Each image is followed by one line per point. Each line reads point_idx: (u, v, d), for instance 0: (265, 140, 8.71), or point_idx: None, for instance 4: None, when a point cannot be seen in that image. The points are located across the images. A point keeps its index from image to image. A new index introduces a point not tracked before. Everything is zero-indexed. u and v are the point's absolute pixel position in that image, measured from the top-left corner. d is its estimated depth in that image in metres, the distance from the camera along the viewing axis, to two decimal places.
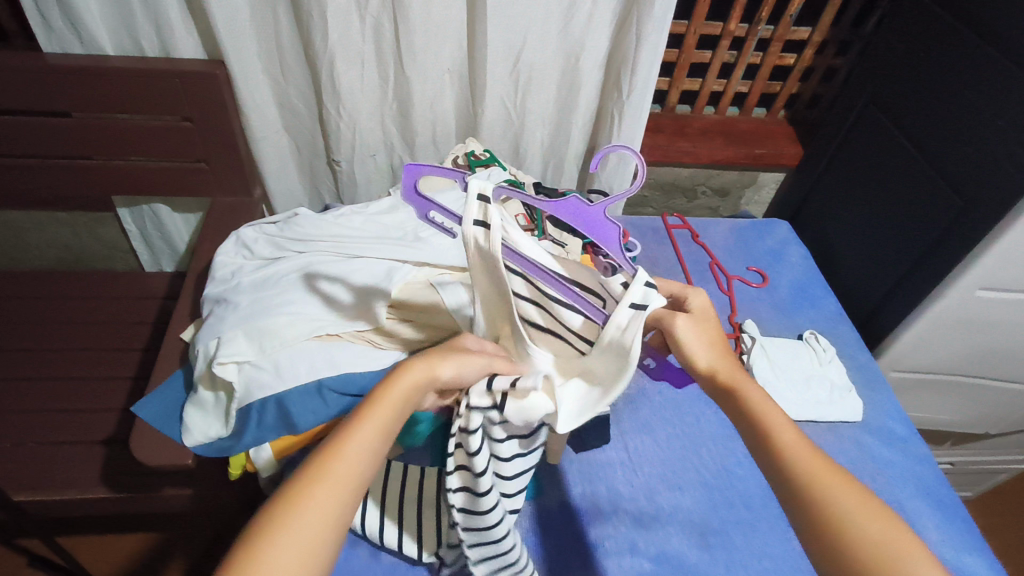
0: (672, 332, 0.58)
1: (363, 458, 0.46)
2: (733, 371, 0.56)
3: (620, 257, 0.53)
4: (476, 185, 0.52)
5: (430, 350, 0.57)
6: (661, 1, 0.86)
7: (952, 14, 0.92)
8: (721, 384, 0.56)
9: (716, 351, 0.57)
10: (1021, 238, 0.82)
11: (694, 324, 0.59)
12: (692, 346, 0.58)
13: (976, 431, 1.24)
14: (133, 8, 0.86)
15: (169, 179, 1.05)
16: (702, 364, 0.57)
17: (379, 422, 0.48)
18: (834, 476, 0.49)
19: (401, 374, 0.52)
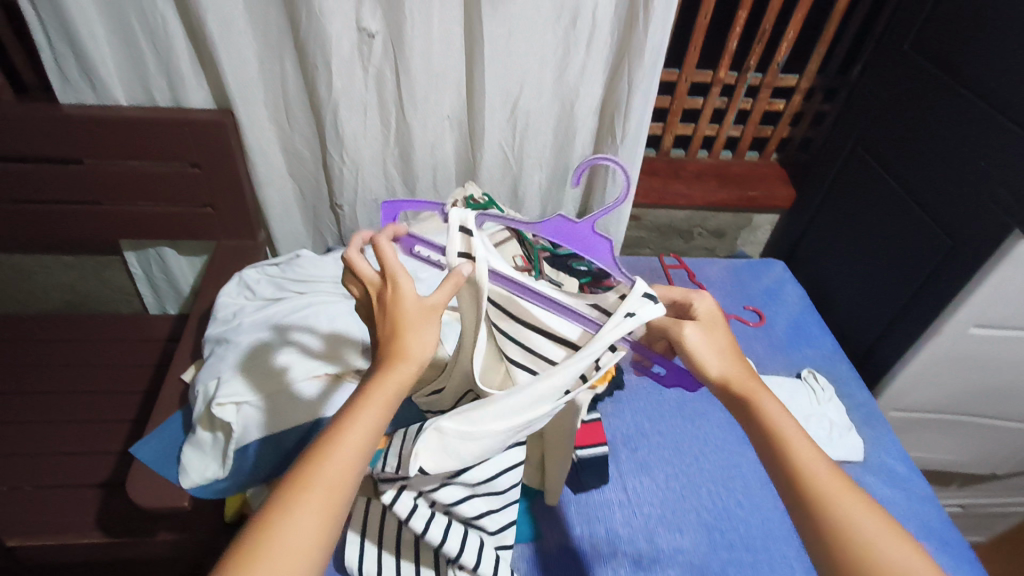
0: (682, 341, 0.58)
1: (353, 462, 0.44)
2: (746, 381, 0.55)
3: (617, 269, 0.59)
4: (458, 217, 0.57)
5: (411, 321, 0.50)
6: (651, 52, 0.90)
7: (932, 61, 0.95)
8: (734, 394, 0.55)
9: (730, 361, 0.57)
10: (1009, 276, 0.84)
11: (705, 332, 0.58)
12: (703, 355, 0.57)
13: (981, 471, 1.23)
14: (147, 61, 0.90)
15: (176, 223, 1.07)
16: (713, 373, 0.56)
17: (369, 422, 0.46)
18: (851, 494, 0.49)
19: (386, 366, 0.48)
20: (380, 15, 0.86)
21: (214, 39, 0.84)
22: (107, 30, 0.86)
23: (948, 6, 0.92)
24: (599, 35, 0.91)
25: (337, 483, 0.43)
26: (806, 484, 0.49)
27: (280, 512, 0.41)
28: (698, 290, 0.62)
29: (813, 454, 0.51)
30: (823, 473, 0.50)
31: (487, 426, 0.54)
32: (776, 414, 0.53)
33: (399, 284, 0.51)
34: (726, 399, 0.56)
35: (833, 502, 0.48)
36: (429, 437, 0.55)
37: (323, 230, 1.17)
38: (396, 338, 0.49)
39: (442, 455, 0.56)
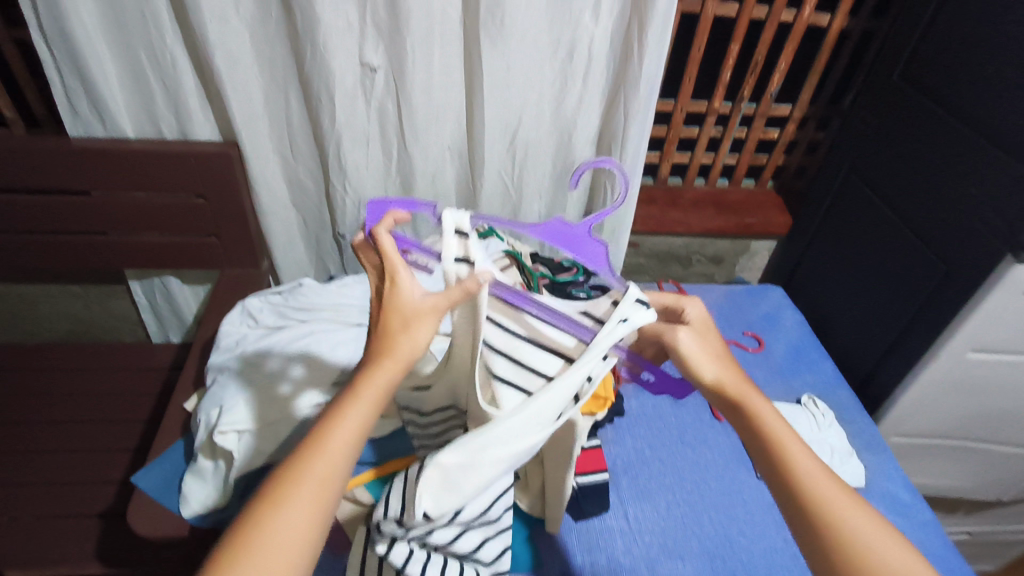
0: (677, 347, 0.57)
1: (342, 454, 0.44)
2: (740, 385, 0.55)
3: (610, 275, 0.61)
4: (452, 219, 0.56)
5: (402, 319, 0.49)
6: (646, 83, 0.92)
7: (920, 91, 0.98)
8: (729, 399, 0.55)
9: (724, 365, 0.57)
10: (1004, 301, 0.85)
11: (698, 337, 0.58)
12: (700, 361, 0.56)
13: (986, 498, 1.22)
14: (156, 96, 0.93)
15: (181, 253, 1.09)
16: (709, 378, 0.56)
17: (358, 416, 0.46)
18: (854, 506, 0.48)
19: (374, 360, 0.48)
20: (382, 50, 0.89)
21: (220, 75, 0.87)
22: (117, 67, 0.89)
23: (935, 37, 0.94)
24: (596, 68, 0.93)
25: (327, 475, 0.43)
26: (803, 491, 0.49)
27: (269, 505, 0.41)
28: (688, 294, 0.61)
29: (808, 458, 0.51)
30: (819, 478, 0.50)
31: (489, 453, 0.53)
32: (769, 418, 0.53)
33: (397, 283, 0.50)
34: (720, 403, 0.56)
35: (831, 508, 0.48)
36: (430, 475, 0.53)
37: (325, 259, 1.18)
38: (386, 332, 0.48)
39: (444, 490, 0.54)
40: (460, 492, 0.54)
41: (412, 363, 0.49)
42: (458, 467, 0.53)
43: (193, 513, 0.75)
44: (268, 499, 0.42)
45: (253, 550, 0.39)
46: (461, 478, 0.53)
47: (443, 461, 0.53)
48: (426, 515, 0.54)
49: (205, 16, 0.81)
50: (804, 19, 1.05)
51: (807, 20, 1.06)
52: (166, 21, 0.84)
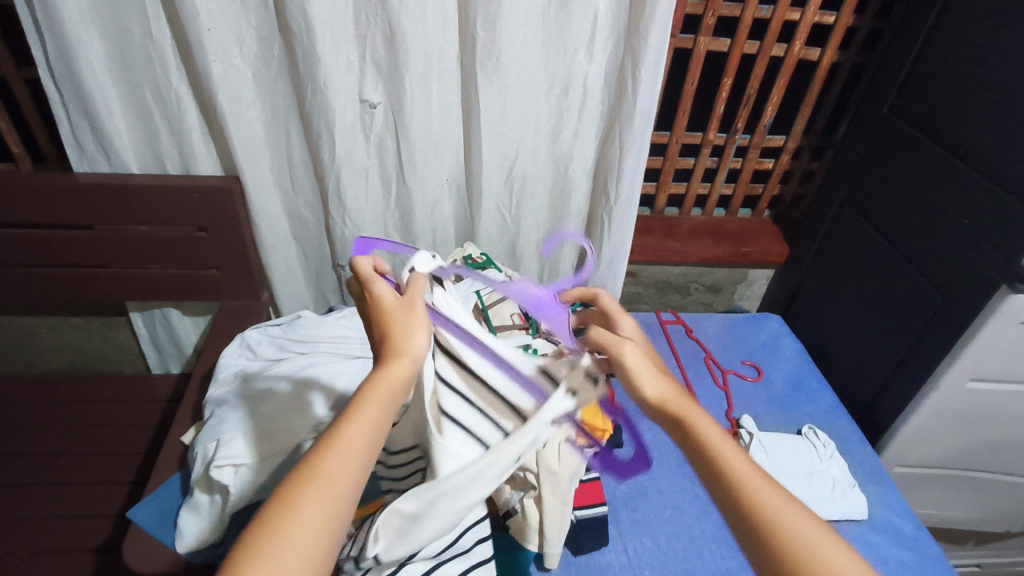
0: (619, 361, 0.54)
1: (356, 455, 0.45)
2: (683, 401, 0.51)
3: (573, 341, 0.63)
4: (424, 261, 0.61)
5: (392, 323, 0.52)
6: (641, 116, 0.94)
7: (910, 122, 1.00)
8: (672, 415, 0.51)
9: (665, 379, 0.53)
10: (1001, 330, 0.85)
11: (639, 352, 0.55)
12: (642, 375, 0.53)
13: (994, 529, 1.20)
14: (160, 130, 0.95)
15: (181, 284, 1.10)
16: (651, 394, 0.52)
17: (370, 417, 0.46)
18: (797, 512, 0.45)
19: (382, 364, 0.49)
20: (381, 87, 0.91)
21: (224, 112, 0.89)
22: (123, 104, 0.91)
23: (924, 71, 0.96)
24: (591, 102, 0.95)
25: (340, 474, 0.43)
26: (764, 524, 0.44)
27: (285, 504, 0.41)
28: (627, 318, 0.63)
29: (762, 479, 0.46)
30: (780, 504, 0.45)
31: (437, 507, 0.56)
32: (714, 436, 0.48)
33: (378, 292, 0.54)
34: (663, 421, 0.52)
35: (801, 536, 0.43)
36: (386, 519, 0.57)
37: (325, 289, 1.19)
38: (389, 339, 0.51)
39: (396, 538, 0.57)
40: (411, 540, 0.57)
41: (417, 366, 0.51)
42: (410, 516, 0.56)
43: (195, 544, 0.75)
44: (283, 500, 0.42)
45: (271, 549, 0.39)
46: (409, 528, 0.57)
47: (400, 508, 0.56)
48: (378, 557, 0.58)
49: (210, 55, 0.83)
50: (795, 53, 1.08)
51: (798, 55, 1.08)
52: (171, 60, 0.87)
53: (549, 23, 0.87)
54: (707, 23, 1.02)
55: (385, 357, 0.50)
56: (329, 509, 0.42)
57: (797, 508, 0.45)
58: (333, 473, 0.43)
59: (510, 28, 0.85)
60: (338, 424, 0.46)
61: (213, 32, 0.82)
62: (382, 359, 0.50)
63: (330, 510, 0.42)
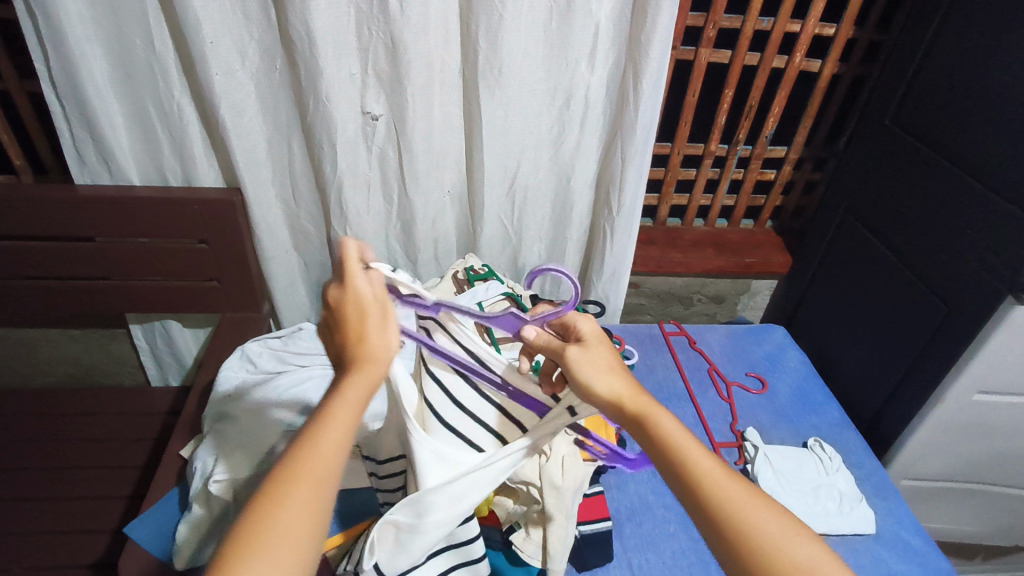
0: (568, 362, 0.55)
1: (336, 456, 0.44)
2: (638, 395, 0.52)
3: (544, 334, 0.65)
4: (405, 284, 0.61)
5: (364, 321, 0.50)
6: (643, 127, 0.94)
7: (912, 133, 1.00)
8: (627, 413, 0.51)
9: (620, 379, 0.53)
10: (1008, 341, 0.84)
11: (588, 351, 0.55)
12: (591, 374, 0.54)
13: (1002, 543, 1.18)
14: (161, 143, 0.95)
15: (182, 296, 1.09)
16: (602, 393, 0.53)
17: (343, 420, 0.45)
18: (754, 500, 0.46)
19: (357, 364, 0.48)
20: (383, 100, 0.91)
21: (226, 124, 0.89)
22: (125, 117, 0.91)
23: (925, 82, 0.97)
24: (592, 115, 0.96)
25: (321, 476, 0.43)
26: (725, 517, 0.45)
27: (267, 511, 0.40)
28: (584, 313, 0.60)
29: (721, 474, 0.47)
30: (740, 497, 0.46)
31: (433, 513, 0.57)
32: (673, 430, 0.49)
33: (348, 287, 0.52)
34: (619, 418, 0.52)
35: (760, 528, 0.44)
36: (381, 529, 0.57)
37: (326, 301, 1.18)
38: (364, 337, 0.49)
39: (394, 550, 0.58)
40: (407, 549, 0.58)
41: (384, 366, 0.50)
42: (408, 527, 0.57)
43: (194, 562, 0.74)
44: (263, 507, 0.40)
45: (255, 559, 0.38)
46: (404, 540, 0.58)
47: (396, 519, 0.57)
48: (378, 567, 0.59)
49: (211, 69, 0.83)
50: (796, 65, 1.08)
51: (799, 67, 1.09)
52: (174, 74, 0.87)
53: (551, 36, 0.87)
54: (708, 36, 1.03)
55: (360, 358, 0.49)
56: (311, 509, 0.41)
57: (754, 494, 0.46)
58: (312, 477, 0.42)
59: (512, 42, 0.85)
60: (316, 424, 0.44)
61: (215, 46, 0.82)
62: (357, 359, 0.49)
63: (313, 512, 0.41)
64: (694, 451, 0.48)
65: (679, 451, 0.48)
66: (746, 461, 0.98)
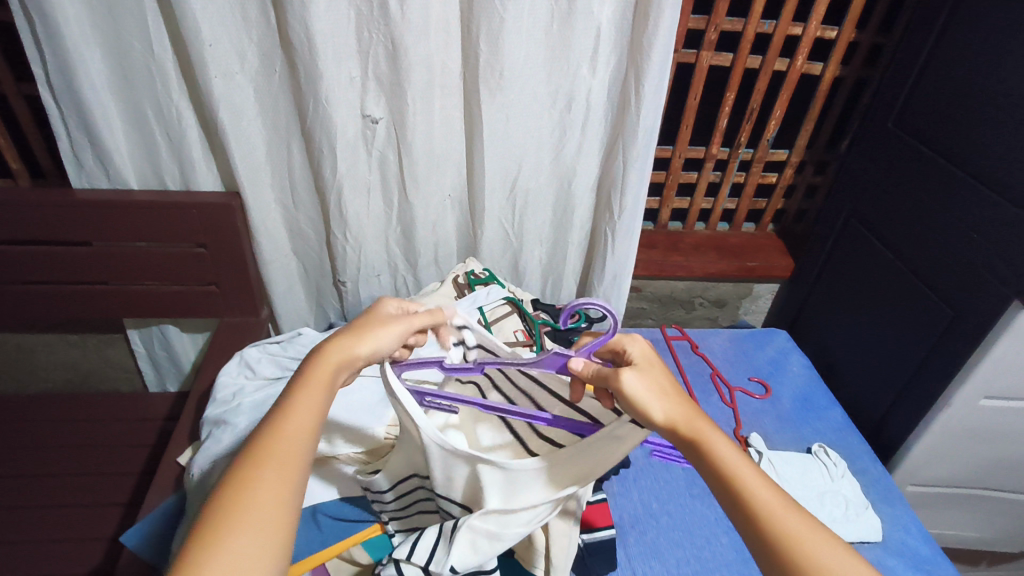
0: (621, 388, 0.55)
1: (303, 435, 0.49)
2: (693, 420, 0.53)
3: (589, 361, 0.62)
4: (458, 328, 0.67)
5: (354, 326, 0.59)
6: (645, 130, 0.93)
7: (914, 136, 0.99)
8: (684, 437, 0.53)
9: (675, 403, 0.54)
10: (1014, 345, 0.83)
11: (642, 375, 0.56)
12: (648, 399, 0.54)
13: (1007, 549, 1.17)
14: (159, 146, 0.94)
15: (180, 301, 1.08)
16: (659, 417, 0.53)
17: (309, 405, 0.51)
18: (807, 527, 0.47)
19: (330, 354, 0.55)
20: (383, 103, 0.91)
21: (224, 127, 0.88)
22: (123, 121, 0.91)
23: (928, 85, 0.96)
24: (593, 117, 0.95)
25: (288, 455, 0.47)
26: (782, 547, 0.46)
27: (238, 492, 0.44)
28: (631, 334, 0.61)
29: (775, 497, 0.49)
30: (799, 525, 0.47)
31: (513, 527, 0.61)
32: (728, 454, 0.51)
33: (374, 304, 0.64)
34: (676, 441, 0.54)
35: (818, 560, 0.45)
36: (462, 537, 0.60)
37: (325, 305, 1.17)
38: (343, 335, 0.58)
39: (468, 553, 0.60)
40: (482, 556, 0.61)
41: (360, 364, 0.57)
42: (486, 533, 0.61)
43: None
44: (233, 484, 0.44)
45: (222, 532, 0.42)
46: (478, 543, 0.61)
47: (473, 525, 0.60)
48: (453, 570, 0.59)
49: (210, 71, 0.83)
50: (797, 68, 1.07)
51: (801, 70, 1.08)
52: (173, 79, 0.87)
53: (552, 38, 0.87)
54: (710, 39, 1.02)
55: (332, 348, 0.56)
56: (282, 479, 0.46)
57: (812, 521, 0.48)
58: (281, 454, 0.47)
59: (513, 45, 0.84)
60: (288, 406, 0.50)
61: (214, 48, 0.81)
62: (330, 350, 0.55)
63: (282, 494, 0.45)
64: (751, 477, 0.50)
65: (731, 474, 0.50)
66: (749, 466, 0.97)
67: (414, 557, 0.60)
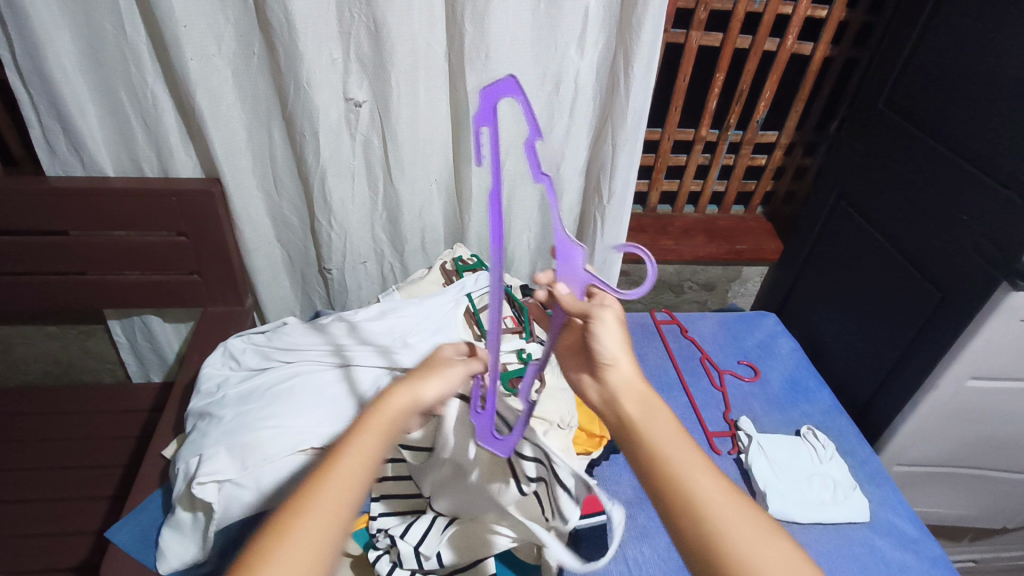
0: (593, 322, 0.57)
1: (361, 469, 0.45)
2: (619, 372, 0.55)
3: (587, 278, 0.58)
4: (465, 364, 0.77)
5: (422, 369, 0.57)
6: (634, 113, 0.91)
7: (904, 118, 0.99)
8: (610, 389, 0.54)
9: (620, 353, 0.56)
10: (1001, 328, 0.84)
11: (608, 318, 0.58)
12: (608, 348, 0.55)
13: (991, 525, 1.19)
14: (134, 130, 0.91)
15: (161, 291, 1.06)
16: (606, 357, 0.55)
17: (372, 436, 0.48)
18: (692, 460, 0.47)
19: (393, 390, 0.53)
20: (366, 85, 0.89)
21: (202, 112, 0.85)
22: (96, 105, 0.88)
23: (919, 67, 0.95)
24: (582, 98, 0.93)
25: (340, 497, 0.43)
26: (701, 531, 0.43)
27: (285, 521, 0.41)
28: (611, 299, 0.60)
29: (671, 436, 0.49)
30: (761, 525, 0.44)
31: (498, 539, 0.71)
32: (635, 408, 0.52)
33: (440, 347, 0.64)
34: (608, 395, 0.54)
35: (751, 553, 0.42)
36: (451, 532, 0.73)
37: (312, 293, 1.16)
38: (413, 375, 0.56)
39: (457, 548, 0.72)
40: (466, 556, 0.72)
41: (424, 408, 0.54)
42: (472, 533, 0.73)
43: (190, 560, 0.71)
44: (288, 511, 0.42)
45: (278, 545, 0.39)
46: (463, 542, 0.72)
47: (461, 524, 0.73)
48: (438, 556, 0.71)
49: (186, 53, 0.80)
50: (787, 48, 1.06)
51: (791, 49, 1.07)
52: (145, 58, 0.83)
53: (539, 18, 0.85)
54: (699, 18, 1.00)
55: (397, 389, 0.53)
56: (328, 520, 0.41)
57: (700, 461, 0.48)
58: (338, 483, 0.43)
59: (499, 23, 0.82)
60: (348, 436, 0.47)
61: (189, 30, 0.79)
62: (394, 390, 0.53)
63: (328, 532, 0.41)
64: (683, 456, 0.47)
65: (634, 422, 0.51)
66: (739, 451, 0.98)
67: (408, 535, 0.72)
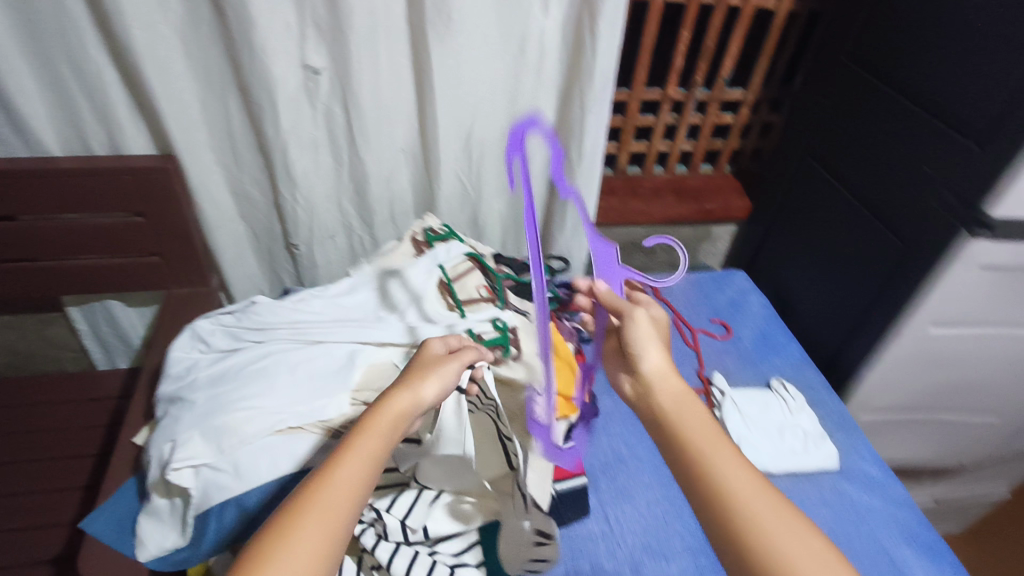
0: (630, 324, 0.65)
1: (361, 472, 0.50)
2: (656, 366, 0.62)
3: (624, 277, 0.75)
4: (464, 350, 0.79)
5: (416, 369, 0.62)
6: (600, 73, 0.90)
7: (868, 70, 0.99)
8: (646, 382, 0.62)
9: (655, 353, 0.63)
10: (960, 276, 0.86)
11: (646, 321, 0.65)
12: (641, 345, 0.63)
13: (951, 465, 1.24)
14: (79, 106, 0.86)
15: (120, 275, 1.02)
16: (642, 355, 0.63)
17: (374, 438, 0.52)
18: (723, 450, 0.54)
19: (391, 393, 0.57)
20: (324, 51, 0.85)
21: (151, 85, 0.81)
22: (37, 81, 0.83)
23: (882, 18, 0.95)
24: (548, 60, 0.91)
25: (340, 497, 0.48)
26: (726, 514, 0.50)
27: (289, 520, 0.46)
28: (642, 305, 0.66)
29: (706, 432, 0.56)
30: (770, 511, 0.50)
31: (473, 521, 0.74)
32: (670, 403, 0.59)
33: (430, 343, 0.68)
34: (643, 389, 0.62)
35: (769, 530, 0.49)
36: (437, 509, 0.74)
37: (279, 270, 1.14)
38: (408, 377, 0.60)
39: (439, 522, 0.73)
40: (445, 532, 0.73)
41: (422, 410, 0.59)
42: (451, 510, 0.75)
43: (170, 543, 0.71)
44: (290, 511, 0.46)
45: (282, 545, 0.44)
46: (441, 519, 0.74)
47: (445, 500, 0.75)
48: (426, 529, 0.72)
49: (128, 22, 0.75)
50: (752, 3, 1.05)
51: (755, 4, 1.05)
52: (85, 29, 0.78)
53: None
54: None
55: (395, 393, 0.57)
56: (329, 518, 0.46)
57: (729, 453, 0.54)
58: (338, 486, 0.48)
59: None
60: (350, 439, 0.52)
61: None
62: (392, 393, 0.57)
63: (331, 528, 0.46)
64: (714, 450, 0.54)
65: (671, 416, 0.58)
66: (713, 407, 0.99)
67: (395, 510, 0.72)
